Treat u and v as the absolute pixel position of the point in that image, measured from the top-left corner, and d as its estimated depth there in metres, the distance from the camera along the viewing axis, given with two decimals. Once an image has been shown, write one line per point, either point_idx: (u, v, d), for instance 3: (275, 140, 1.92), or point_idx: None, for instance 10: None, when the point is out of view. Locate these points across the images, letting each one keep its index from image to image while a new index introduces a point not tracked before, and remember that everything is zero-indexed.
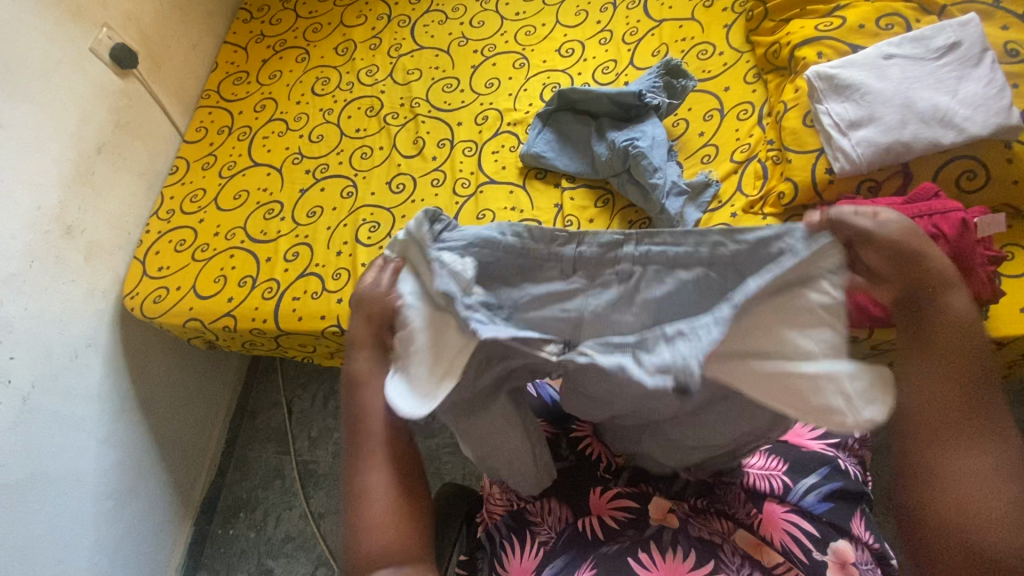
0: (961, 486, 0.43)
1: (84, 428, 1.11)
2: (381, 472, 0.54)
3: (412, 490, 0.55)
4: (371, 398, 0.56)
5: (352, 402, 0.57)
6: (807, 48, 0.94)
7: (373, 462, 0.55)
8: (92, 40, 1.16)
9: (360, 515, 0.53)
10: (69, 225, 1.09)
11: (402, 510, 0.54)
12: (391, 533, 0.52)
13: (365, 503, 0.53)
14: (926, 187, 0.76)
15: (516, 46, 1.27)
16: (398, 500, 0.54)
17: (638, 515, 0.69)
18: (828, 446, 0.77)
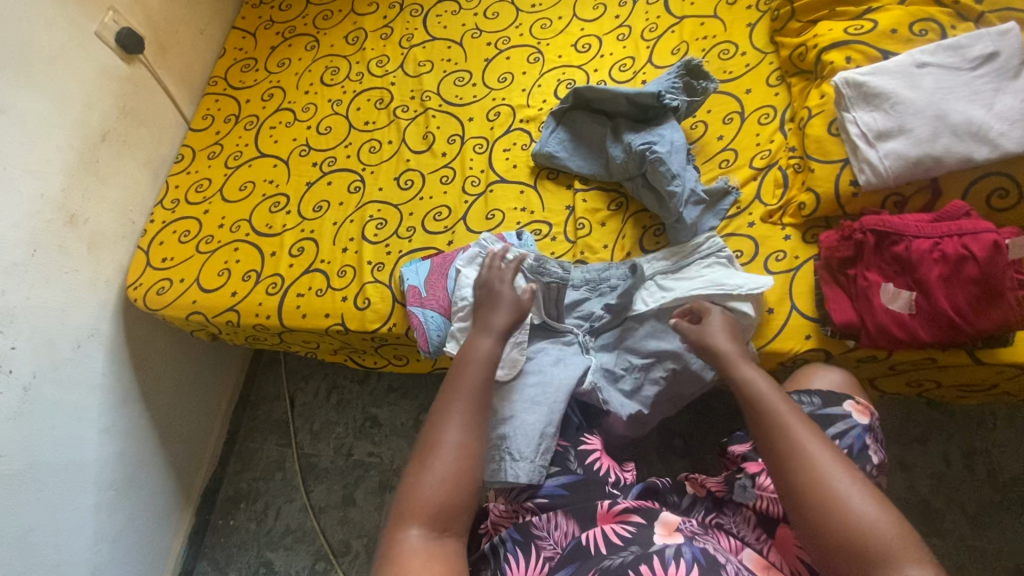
0: (826, 486, 0.57)
1: (86, 418, 1.10)
2: (457, 435, 0.67)
3: (477, 463, 0.66)
4: (471, 373, 0.73)
5: (464, 369, 0.73)
6: (835, 52, 0.90)
7: (451, 424, 0.67)
8: (98, 24, 1.13)
9: (429, 467, 0.64)
10: (72, 214, 1.07)
11: (459, 479, 0.64)
12: (444, 489, 0.63)
13: (434, 458, 0.65)
14: (958, 205, 0.73)
15: (531, 39, 1.23)
16: (464, 467, 0.65)
17: (642, 527, 0.67)
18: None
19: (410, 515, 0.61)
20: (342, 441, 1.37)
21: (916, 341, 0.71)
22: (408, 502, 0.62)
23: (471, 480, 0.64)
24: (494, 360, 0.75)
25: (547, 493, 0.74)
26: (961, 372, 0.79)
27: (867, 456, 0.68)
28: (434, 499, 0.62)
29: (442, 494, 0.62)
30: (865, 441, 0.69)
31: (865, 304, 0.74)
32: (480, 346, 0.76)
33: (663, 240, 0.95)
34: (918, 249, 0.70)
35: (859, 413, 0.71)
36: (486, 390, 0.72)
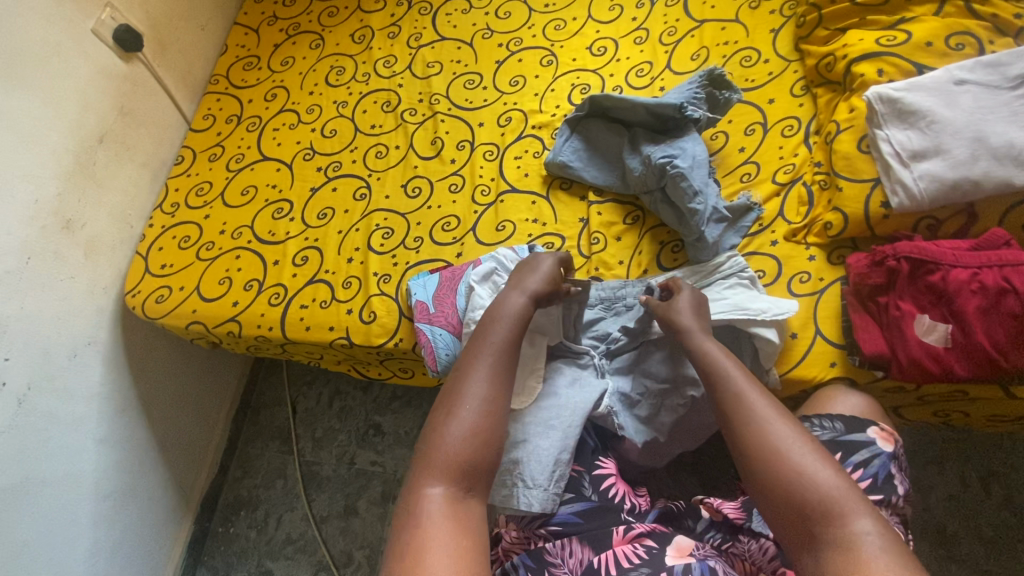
0: (780, 449, 0.56)
1: (82, 428, 1.08)
2: (480, 386, 0.65)
3: (500, 418, 0.63)
4: (496, 329, 0.72)
5: (494, 325, 0.72)
6: (866, 64, 0.86)
7: (474, 376, 0.66)
8: (95, 21, 1.09)
9: (450, 416, 0.62)
10: (69, 219, 1.04)
11: (477, 433, 0.61)
12: (464, 441, 0.61)
13: (455, 407, 0.63)
14: (998, 234, 0.69)
15: (544, 41, 1.18)
16: (487, 421, 0.62)
17: (655, 551, 0.65)
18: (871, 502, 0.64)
19: (432, 466, 0.58)
20: (344, 449, 1.35)
21: (950, 376, 0.68)
22: (428, 449, 0.60)
23: (494, 436, 0.62)
24: (521, 320, 0.73)
25: (560, 520, 0.72)
26: (992, 404, 0.75)
27: (893, 485, 0.65)
28: (454, 447, 0.59)
29: (462, 444, 0.60)
30: (890, 470, 0.66)
31: (896, 334, 0.70)
32: (511, 302, 0.75)
33: (682, 257, 0.92)
34: (955, 279, 0.67)
35: (883, 440, 0.68)
36: (510, 349, 0.70)
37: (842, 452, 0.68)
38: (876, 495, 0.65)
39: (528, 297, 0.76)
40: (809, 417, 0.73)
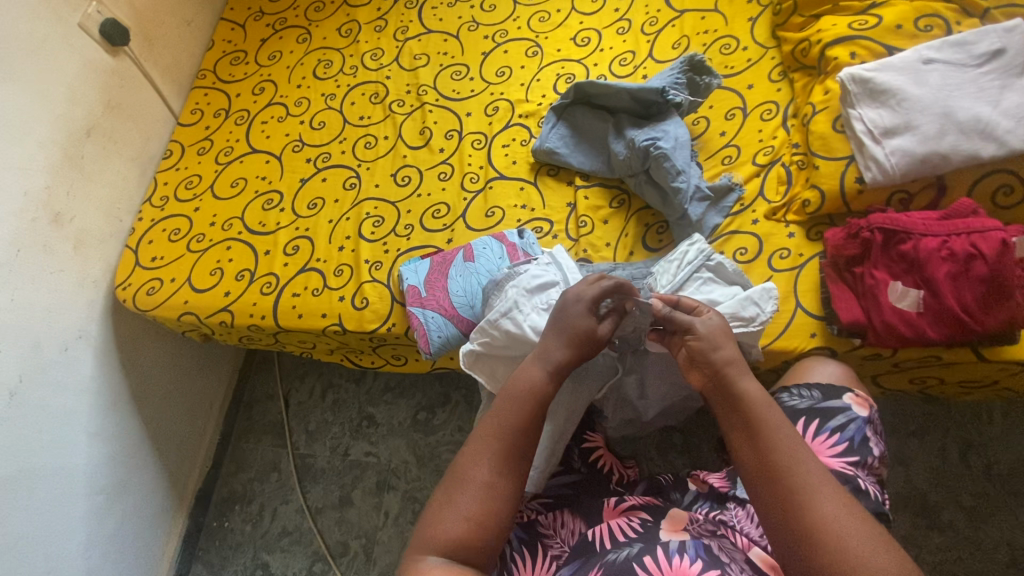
0: (834, 535, 0.50)
1: (75, 422, 1.07)
2: (488, 473, 0.62)
3: (509, 504, 0.61)
4: (515, 403, 0.66)
5: (507, 401, 0.67)
6: (839, 47, 0.89)
7: (481, 461, 0.62)
8: (81, 15, 1.09)
9: (452, 502, 0.60)
10: (57, 212, 1.04)
11: (482, 512, 0.59)
12: (464, 520, 0.59)
13: (459, 493, 0.61)
14: (966, 203, 0.73)
15: (529, 33, 1.21)
16: (491, 510, 0.60)
17: (648, 526, 0.66)
18: (847, 464, 0.67)
19: (427, 544, 0.58)
20: (338, 441, 1.35)
21: (923, 340, 0.72)
22: (427, 530, 0.59)
23: (501, 520, 0.60)
24: (544, 395, 0.67)
25: (552, 493, 0.76)
26: (964, 369, 0.79)
27: (868, 448, 0.68)
28: (455, 535, 0.58)
29: (466, 534, 0.58)
30: (864, 433, 0.69)
31: (872, 302, 0.74)
32: (528, 374, 0.69)
33: (666, 238, 0.94)
34: (926, 248, 0.71)
35: (859, 405, 0.70)
36: (528, 430, 0.65)
37: (819, 418, 0.71)
38: (852, 456, 0.67)
39: (553, 367, 0.69)
40: (787, 388, 0.76)
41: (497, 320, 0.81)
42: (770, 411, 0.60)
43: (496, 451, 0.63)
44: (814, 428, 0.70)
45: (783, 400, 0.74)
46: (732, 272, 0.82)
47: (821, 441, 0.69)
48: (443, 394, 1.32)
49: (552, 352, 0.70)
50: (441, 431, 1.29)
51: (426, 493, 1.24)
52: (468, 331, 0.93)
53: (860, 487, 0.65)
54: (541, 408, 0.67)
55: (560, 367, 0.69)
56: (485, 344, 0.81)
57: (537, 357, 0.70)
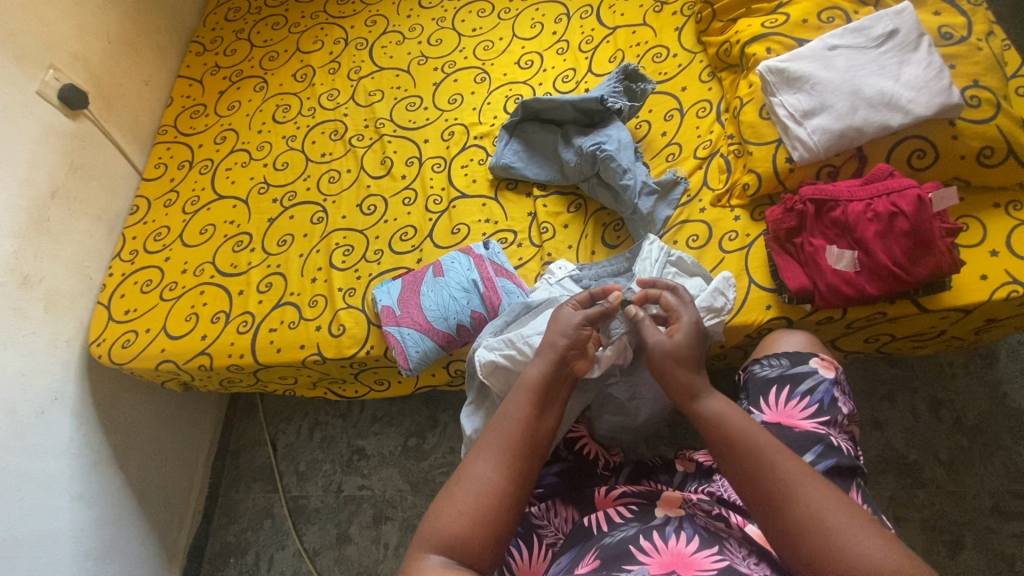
0: (818, 527, 0.52)
1: (56, 485, 1.06)
2: (489, 469, 0.62)
3: (509, 502, 0.60)
4: (517, 406, 0.67)
5: (508, 402, 0.68)
6: (756, 45, 0.97)
7: (482, 457, 0.63)
8: (39, 83, 1.12)
9: (452, 497, 0.61)
10: (26, 275, 1.04)
11: (481, 511, 0.59)
12: (463, 518, 0.58)
13: (459, 488, 0.61)
14: (882, 167, 0.80)
15: (476, 61, 1.28)
16: (491, 504, 0.60)
17: (643, 506, 0.68)
18: (819, 424, 0.70)
19: (427, 540, 0.58)
20: (330, 478, 1.32)
21: (864, 296, 0.78)
22: (426, 526, 0.59)
23: (500, 516, 0.59)
24: (543, 389, 0.68)
25: (544, 484, 0.76)
26: (912, 321, 0.84)
27: (836, 407, 0.71)
28: (453, 528, 0.58)
29: (465, 527, 0.58)
30: (833, 394, 0.72)
31: (815, 268, 0.80)
32: (528, 374, 0.70)
33: (624, 234, 1.00)
34: (853, 212, 0.78)
35: (825, 367, 0.74)
36: (528, 429, 0.65)
37: (790, 384, 0.74)
38: (823, 417, 0.70)
39: (552, 361, 0.71)
40: (758, 359, 0.79)
41: (529, 335, 0.83)
42: (738, 419, 0.62)
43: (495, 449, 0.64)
44: (785, 395, 0.73)
45: (756, 370, 0.77)
46: (691, 265, 0.86)
47: (793, 405, 0.72)
48: (431, 417, 1.32)
49: (553, 342, 0.72)
50: (433, 455, 1.28)
51: None
52: (444, 342, 0.95)
53: (833, 444, 0.68)
54: (541, 405, 0.68)
55: (558, 361, 0.71)
56: (511, 359, 0.82)
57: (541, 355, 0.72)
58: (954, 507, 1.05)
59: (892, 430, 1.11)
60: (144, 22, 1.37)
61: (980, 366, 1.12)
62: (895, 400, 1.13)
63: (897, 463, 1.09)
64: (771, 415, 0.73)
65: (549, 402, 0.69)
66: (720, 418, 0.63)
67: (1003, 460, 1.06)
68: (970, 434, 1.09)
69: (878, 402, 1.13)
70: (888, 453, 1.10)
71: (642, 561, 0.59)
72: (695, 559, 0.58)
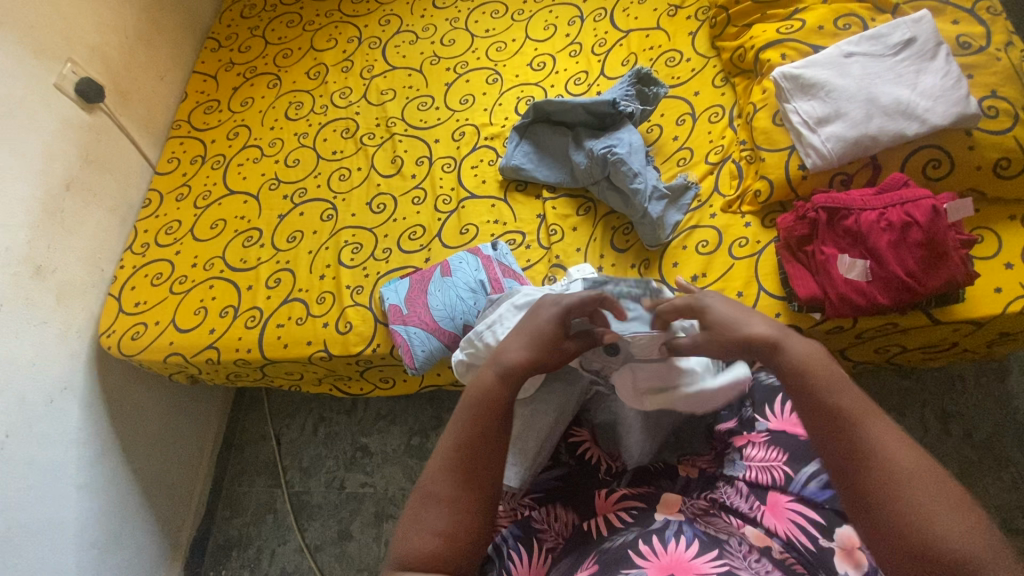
0: (901, 496, 0.44)
1: (64, 474, 1.07)
2: (449, 489, 0.56)
3: (476, 517, 0.55)
4: (475, 414, 0.58)
5: (460, 410, 0.60)
6: (771, 50, 0.96)
7: (441, 476, 0.57)
8: (57, 76, 1.13)
9: (417, 519, 0.55)
10: (39, 265, 1.06)
11: (449, 532, 0.54)
12: (431, 541, 0.54)
13: (422, 510, 0.55)
14: (896, 176, 0.79)
15: (488, 62, 1.28)
16: (464, 522, 0.55)
17: (642, 512, 0.66)
18: None
19: (395, 564, 0.54)
20: (333, 475, 1.33)
21: (876, 306, 0.77)
22: (394, 551, 0.55)
23: (471, 531, 0.55)
24: (504, 395, 0.59)
25: (543, 487, 0.75)
26: (923, 333, 0.83)
27: None
28: (423, 554, 0.53)
29: (436, 551, 0.53)
30: None
31: (826, 276, 0.79)
32: (484, 383, 0.60)
33: (633, 238, 0.99)
34: (866, 221, 0.77)
35: None
36: (489, 437, 0.58)
37: None
38: None
39: (512, 367, 0.60)
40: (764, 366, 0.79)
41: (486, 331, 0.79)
42: (824, 369, 0.52)
43: (438, 464, 0.57)
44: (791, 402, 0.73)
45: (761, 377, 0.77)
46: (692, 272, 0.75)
47: None
48: (435, 417, 1.32)
49: (503, 350, 0.62)
50: None
51: None
52: (450, 342, 0.95)
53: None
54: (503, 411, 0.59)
55: (520, 367, 0.60)
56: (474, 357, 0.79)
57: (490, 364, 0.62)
58: None
59: None
60: (161, 17, 1.39)
61: (991, 380, 1.11)
62: (904, 412, 1.12)
63: None
64: (776, 423, 0.72)
65: (501, 407, 0.59)
66: (807, 363, 0.52)
67: (1013, 476, 1.04)
68: (980, 448, 1.07)
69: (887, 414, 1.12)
70: None
71: (639, 565, 0.58)
72: (694, 563, 0.57)
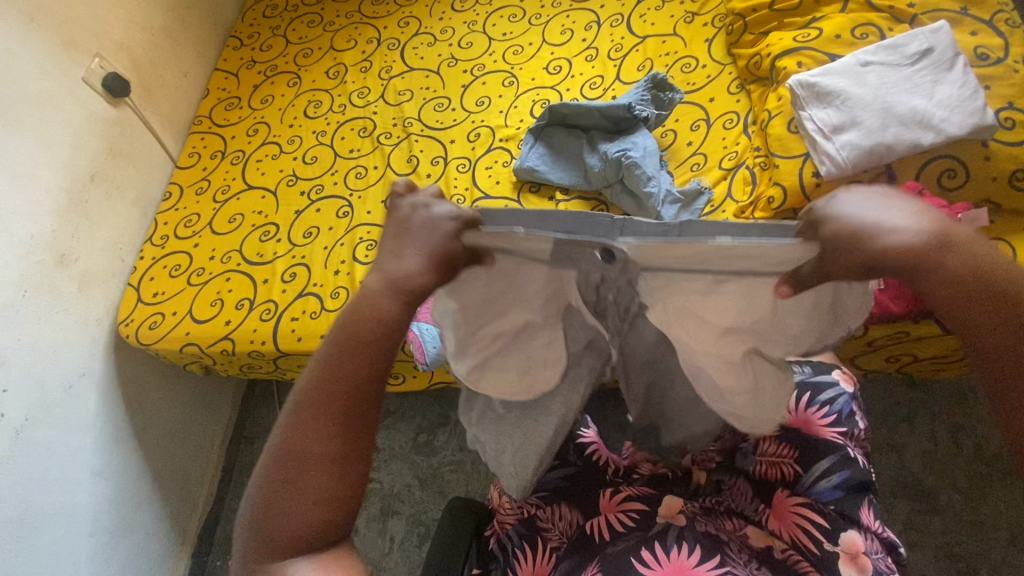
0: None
1: (79, 459, 1.09)
2: (326, 446, 0.47)
3: (359, 469, 0.49)
4: (355, 354, 0.49)
5: (333, 350, 0.49)
6: (787, 58, 0.97)
7: (315, 433, 0.47)
8: (84, 70, 1.16)
9: (294, 488, 0.47)
10: (63, 254, 1.08)
11: (332, 491, 0.47)
12: (311, 507, 0.47)
13: (300, 477, 0.47)
14: (911, 185, 0.79)
15: (505, 65, 1.29)
16: (344, 478, 0.48)
17: (645, 515, 0.66)
18: (838, 434, 0.69)
19: (269, 540, 0.47)
20: None
21: (888, 314, 0.77)
22: (267, 528, 0.47)
23: (356, 486, 0.48)
24: (387, 333, 0.49)
25: (548, 486, 0.74)
26: (935, 342, 0.83)
27: (854, 420, 0.71)
28: (304, 525, 0.47)
29: (318, 517, 0.47)
30: (852, 407, 0.72)
31: None
32: (366, 315, 0.49)
33: None
34: None
35: (846, 380, 0.73)
36: (370, 381, 0.49)
37: (811, 392, 0.72)
38: (841, 427, 0.70)
39: (393, 297, 0.49)
40: None
41: None
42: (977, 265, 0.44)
43: (288, 411, 0.48)
44: (806, 401, 0.72)
45: None
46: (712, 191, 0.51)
47: (813, 411, 0.71)
48: (443, 414, 1.33)
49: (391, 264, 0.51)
50: (443, 452, 1.30)
51: (431, 514, 1.25)
52: None
53: (849, 454, 0.67)
54: (384, 348, 0.49)
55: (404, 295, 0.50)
56: None
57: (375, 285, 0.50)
58: (968, 535, 1.03)
59: (909, 453, 1.10)
60: (186, 16, 1.42)
61: None
62: (913, 423, 1.11)
63: (912, 487, 1.07)
64: (790, 419, 0.71)
65: (379, 345, 0.49)
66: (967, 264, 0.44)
67: None
68: (990, 462, 1.06)
69: (896, 424, 1.12)
70: (903, 476, 1.09)
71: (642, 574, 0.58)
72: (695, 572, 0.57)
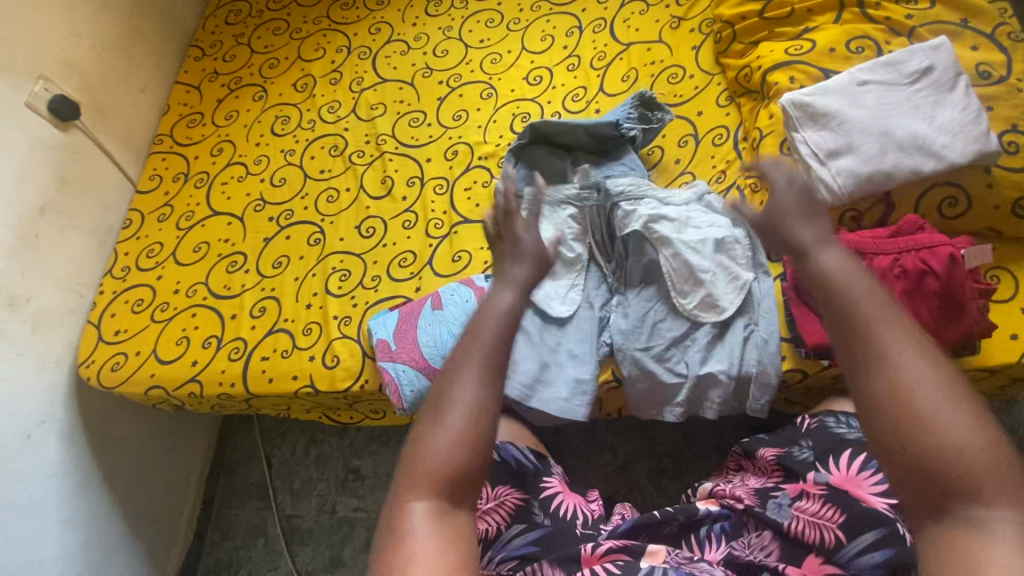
0: (927, 419, 0.48)
1: (43, 511, 1.03)
2: (463, 402, 0.58)
3: (489, 429, 0.58)
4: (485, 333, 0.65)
5: (477, 323, 0.67)
6: (778, 73, 0.91)
7: (463, 389, 0.60)
8: (27, 94, 1.08)
9: (440, 427, 0.57)
10: (13, 296, 1.02)
11: (474, 443, 0.56)
12: (453, 452, 0.55)
13: (447, 420, 0.57)
14: (911, 220, 0.75)
15: (482, 75, 1.23)
16: (479, 433, 0.57)
17: (629, 563, 0.66)
18: (890, 505, 0.64)
19: (419, 478, 0.54)
20: (324, 498, 1.30)
21: None
22: (414, 459, 0.55)
23: (484, 441, 0.57)
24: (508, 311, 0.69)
25: (515, 553, 0.70)
26: None
27: None
28: (446, 460, 0.55)
29: (454, 455, 0.55)
30: None
31: None
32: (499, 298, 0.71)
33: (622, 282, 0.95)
34: (881, 266, 0.72)
35: None
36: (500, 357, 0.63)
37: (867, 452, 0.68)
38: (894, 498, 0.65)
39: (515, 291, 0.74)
40: (835, 413, 0.74)
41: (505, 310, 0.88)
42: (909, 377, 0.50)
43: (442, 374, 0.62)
44: (858, 462, 0.68)
45: (830, 424, 0.73)
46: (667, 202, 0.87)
47: (863, 474, 0.67)
48: None
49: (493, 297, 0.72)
50: None
51: None
52: None
53: (898, 533, 0.62)
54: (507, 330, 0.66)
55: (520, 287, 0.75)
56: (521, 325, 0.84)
57: (473, 322, 0.67)
58: None
59: None
60: (140, 26, 1.33)
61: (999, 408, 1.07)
62: None
63: None
64: (834, 478, 0.68)
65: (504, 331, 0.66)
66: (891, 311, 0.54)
67: None
68: None
69: None
70: None
71: None
72: None
